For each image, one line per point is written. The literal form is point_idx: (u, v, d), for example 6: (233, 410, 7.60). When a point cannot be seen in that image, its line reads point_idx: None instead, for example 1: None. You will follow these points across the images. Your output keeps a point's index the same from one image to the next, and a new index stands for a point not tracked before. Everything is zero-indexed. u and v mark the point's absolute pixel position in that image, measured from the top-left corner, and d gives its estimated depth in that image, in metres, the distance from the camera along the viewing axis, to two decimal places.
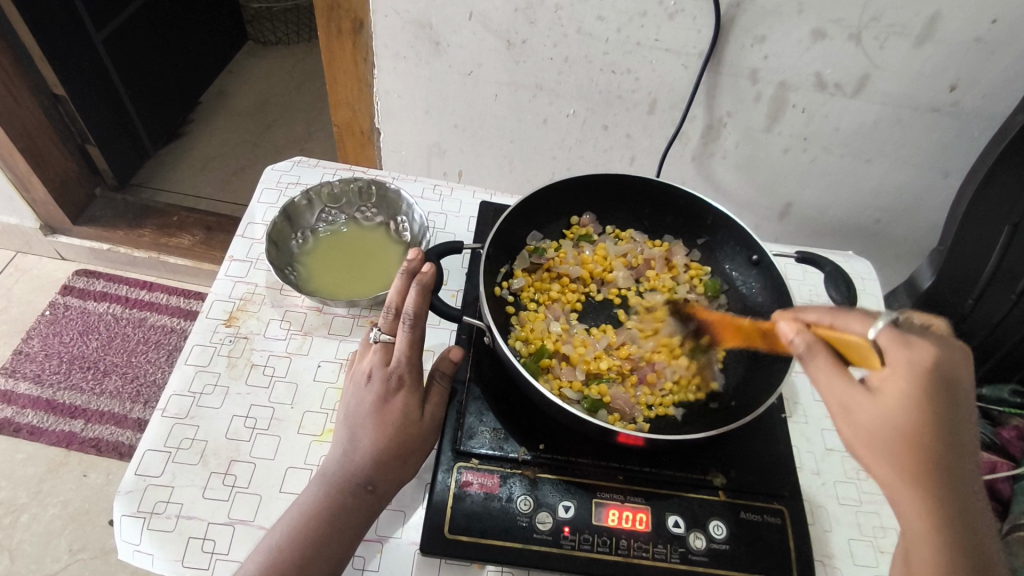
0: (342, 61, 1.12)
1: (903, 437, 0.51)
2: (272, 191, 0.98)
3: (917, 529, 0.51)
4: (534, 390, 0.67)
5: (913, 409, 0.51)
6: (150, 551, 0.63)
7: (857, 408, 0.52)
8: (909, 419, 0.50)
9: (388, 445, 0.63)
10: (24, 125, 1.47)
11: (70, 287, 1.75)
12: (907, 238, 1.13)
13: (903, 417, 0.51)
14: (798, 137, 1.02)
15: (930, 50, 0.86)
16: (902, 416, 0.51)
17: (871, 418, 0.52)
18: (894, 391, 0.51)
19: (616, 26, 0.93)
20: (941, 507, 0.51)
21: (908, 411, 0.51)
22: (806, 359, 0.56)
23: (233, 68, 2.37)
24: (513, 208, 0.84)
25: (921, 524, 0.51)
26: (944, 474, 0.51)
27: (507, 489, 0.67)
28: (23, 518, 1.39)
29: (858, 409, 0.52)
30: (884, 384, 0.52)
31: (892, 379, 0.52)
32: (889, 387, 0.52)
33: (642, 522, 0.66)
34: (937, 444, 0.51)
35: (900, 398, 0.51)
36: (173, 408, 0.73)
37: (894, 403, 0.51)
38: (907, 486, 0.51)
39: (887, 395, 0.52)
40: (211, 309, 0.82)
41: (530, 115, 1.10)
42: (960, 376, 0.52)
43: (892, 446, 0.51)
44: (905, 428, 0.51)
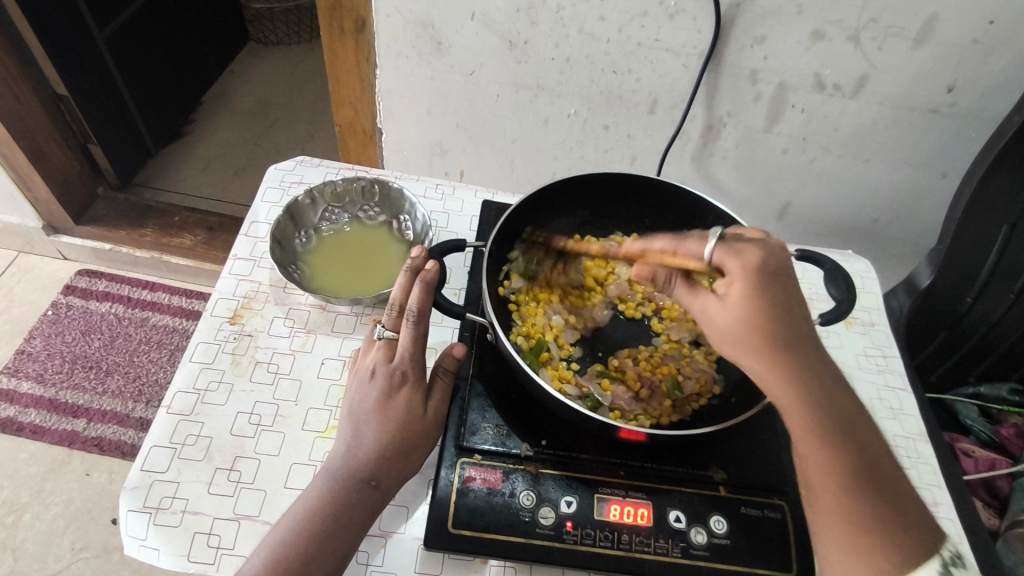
0: (344, 61, 1.13)
1: (755, 332, 0.57)
2: (276, 190, 0.98)
3: (789, 407, 0.57)
4: (536, 386, 0.67)
5: (750, 303, 0.58)
6: (156, 546, 0.64)
7: (713, 312, 0.60)
8: (751, 310, 0.57)
9: (392, 439, 0.64)
10: (26, 123, 1.48)
11: (72, 287, 1.75)
12: (906, 237, 1.14)
13: (748, 311, 0.58)
14: (797, 137, 1.02)
15: (928, 50, 0.87)
16: (749, 312, 0.57)
17: (726, 320, 0.59)
18: (735, 293, 0.59)
19: (617, 26, 0.93)
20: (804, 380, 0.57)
21: (749, 305, 0.58)
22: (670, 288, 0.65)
23: (234, 68, 2.38)
24: (517, 207, 0.84)
25: (792, 400, 0.57)
26: (796, 348, 0.57)
27: (510, 484, 0.67)
28: (26, 517, 1.40)
29: (716, 316, 0.60)
30: (730, 289, 0.60)
31: (736, 284, 0.59)
32: (730, 288, 0.59)
33: (643, 517, 0.66)
34: (783, 330, 0.57)
35: (740, 296, 0.58)
36: (178, 405, 0.73)
37: (734, 300, 0.59)
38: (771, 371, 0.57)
39: (729, 295, 0.59)
40: (215, 307, 0.83)
41: (531, 115, 1.11)
42: (782, 264, 0.60)
43: (755, 336, 0.57)
44: (755, 321, 0.57)
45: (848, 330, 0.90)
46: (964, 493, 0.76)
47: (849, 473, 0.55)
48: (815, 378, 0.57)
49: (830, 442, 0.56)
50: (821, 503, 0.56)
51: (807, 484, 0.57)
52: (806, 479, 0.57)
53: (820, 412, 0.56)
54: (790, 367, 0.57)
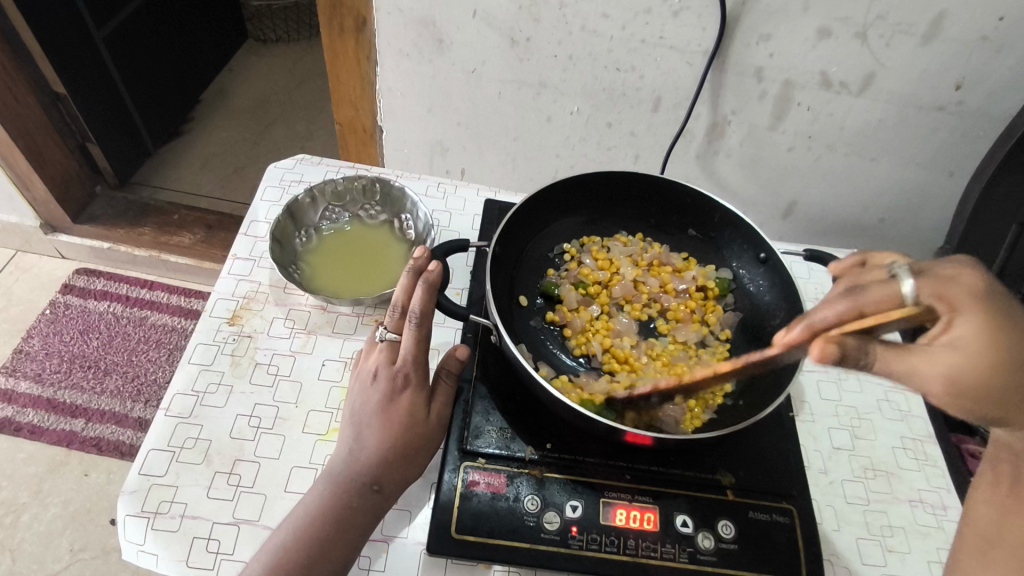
0: (344, 58, 1.11)
1: (996, 371, 0.49)
2: (275, 189, 0.97)
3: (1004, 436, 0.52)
4: (540, 389, 0.66)
5: (990, 347, 0.48)
6: (155, 551, 0.63)
7: (951, 369, 0.48)
8: (993, 355, 0.48)
9: (396, 443, 0.63)
10: (24, 123, 1.46)
11: (70, 286, 1.74)
12: (912, 236, 1.13)
13: (989, 350, 0.48)
14: (802, 136, 1.01)
15: (936, 48, 0.85)
16: (991, 360, 0.48)
17: (969, 367, 0.48)
18: (971, 332, 0.48)
19: (620, 23, 0.92)
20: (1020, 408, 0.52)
21: (991, 353, 0.48)
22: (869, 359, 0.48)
23: (233, 66, 2.36)
24: (520, 206, 0.83)
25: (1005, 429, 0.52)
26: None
27: (514, 488, 0.66)
28: (24, 518, 1.39)
29: (957, 373, 0.49)
30: (957, 332, 0.49)
31: (962, 323, 0.49)
32: (965, 332, 0.48)
33: (649, 522, 0.65)
34: (1018, 364, 0.50)
35: (978, 340, 0.48)
36: (176, 408, 0.72)
37: (977, 348, 0.48)
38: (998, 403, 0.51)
39: (968, 343, 0.48)
40: (214, 307, 0.82)
41: (533, 113, 1.10)
42: (993, 285, 0.52)
43: (992, 386, 0.49)
44: (996, 367, 0.49)
45: None
46: None
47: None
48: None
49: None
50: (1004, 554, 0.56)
51: (1008, 521, 0.57)
52: (1002, 525, 0.57)
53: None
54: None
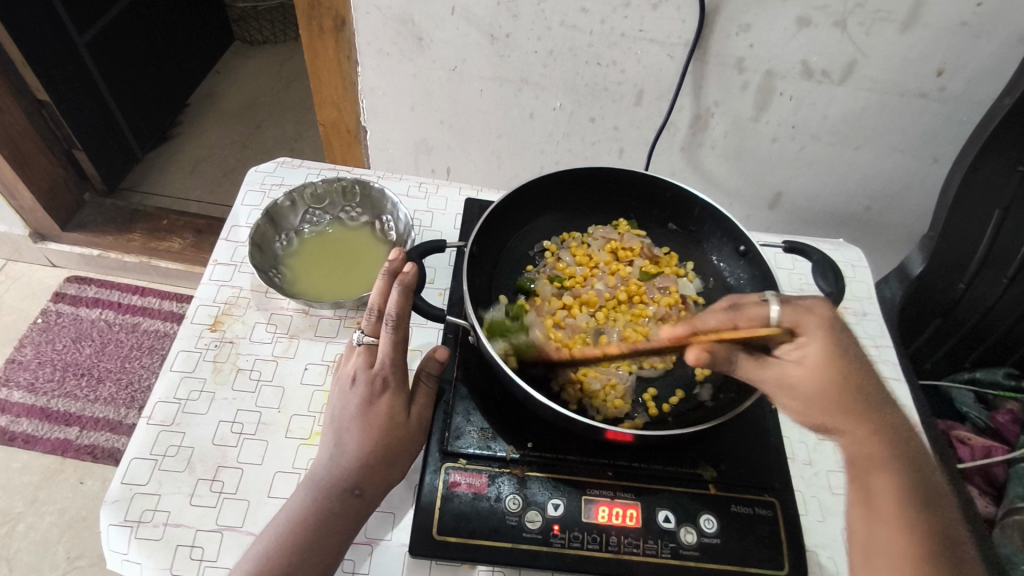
0: (325, 59, 1.11)
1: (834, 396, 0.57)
2: (257, 193, 0.97)
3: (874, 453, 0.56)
4: (518, 388, 0.66)
5: (830, 367, 0.57)
6: (138, 560, 0.63)
7: (790, 377, 0.58)
8: (839, 374, 0.57)
9: (375, 447, 0.63)
10: (9, 132, 1.45)
11: (61, 294, 1.74)
12: (899, 223, 1.13)
13: (829, 380, 0.57)
14: (786, 126, 1.01)
15: (917, 34, 0.85)
16: (829, 377, 0.57)
17: (808, 385, 0.57)
18: (815, 358, 0.58)
19: (600, 17, 0.92)
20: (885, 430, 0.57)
21: (833, 373, 0.57)
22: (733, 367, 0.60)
23: (220, 68, 2.36)
24: (498, 204, 0.82)
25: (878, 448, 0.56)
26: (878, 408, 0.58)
27: (496, 488, 0.66)
28: (20, 527, 1.39)
29: (798, 385, 0.58)
30: (806, 352, 0.58)
31: (810, 346, 0.58)
32: (812, 348, 0.58)
33: (632, 518, 0.65)
34: (865, 394, 0.58)
35: (821, 359, 0.57)
36: (159, 416, 0.72)
37: (812, 368, 0.57)
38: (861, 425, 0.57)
39: (808, 357, 0.58)
40: (195, 314, 0.82)
41: (516, 109, 1.09)
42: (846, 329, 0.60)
43: (835, 399, 0.57)
44: (837, 381, 0.57)
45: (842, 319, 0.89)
46: (961, 484, 0.75)
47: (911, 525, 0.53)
48: (897, 437, 0.57)
49: (910, 506, 0.54)
50: (880, 562, 0.53)
51: (869, 545, 0.54)
52: (869, 538, 0.54)
53: (901, 471, 0.55)
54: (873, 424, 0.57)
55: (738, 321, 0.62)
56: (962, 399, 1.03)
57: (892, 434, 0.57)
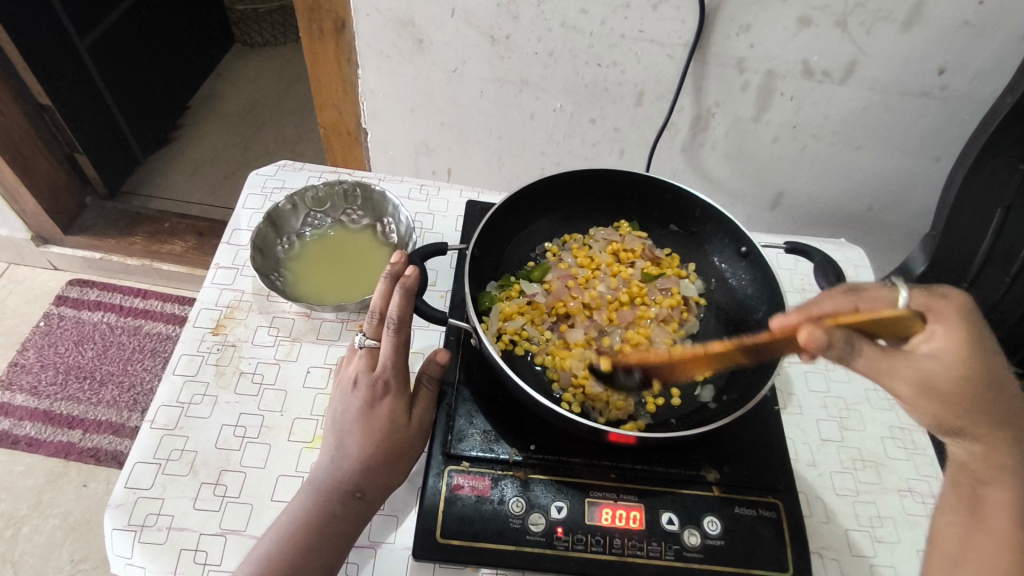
0: (325, 62, 1.11)
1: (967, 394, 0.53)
2: (258, 196, 0.97)
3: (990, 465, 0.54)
4: (520, 391, 0.66)
5: (969, 361, 0.54)
6: (141, 564, 0.63)
7: (932, 369, 0.54)
8: (977, 373, 0.54)
9: (378, 450, 0.63)
10: (10, 136, 1.45)
11: (63, 297, 1.74)
12: (901, 222, 1.12)
13: (969, 372, 0.54)
14: (787, 125, 1.01)
15: (918, 33, 0.85)
16: (970, 370, 0.54)
17: (945, 380, 0.53)
18: (948, 350, 0.55)
19: (600, 18, 0.92)
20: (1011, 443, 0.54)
21: (970, 369, 0.54)
22: (853, 355, 0.54)
23: (220, 71, 2.36)
24: (499, 206, 0.82)
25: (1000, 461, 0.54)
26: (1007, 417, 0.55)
27: (499, 491, 0.66)
28: (24, 530, 1.39)
29: (936, 381, 0.53)
30: (939, 345, 0.55)
31: (945, 336, 0.55)
32: (946, 338, 0.55)
33: (635, 520, 0.65)
34: (996, 399, 0.54)
35: (957, 351, 0.54)
36: (162, 420, 0.72)
37: (954, 360, 0.54)
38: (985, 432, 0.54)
39: (944, 351, 0.55)
40: (198, 317, 0.82)
41: (517, 111, 1.09)
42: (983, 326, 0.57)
43: (967, 402, 0.53)
44: (978, 381, 0.54)
45: None
46: None
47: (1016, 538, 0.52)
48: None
49: (1019, 519, 0.53)
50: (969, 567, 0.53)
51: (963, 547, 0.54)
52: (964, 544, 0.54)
53: (1019, 485, 0.53)
54: (998, 431, 0.54)
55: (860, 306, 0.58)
56: None
57: (1018, 449, 0.54)
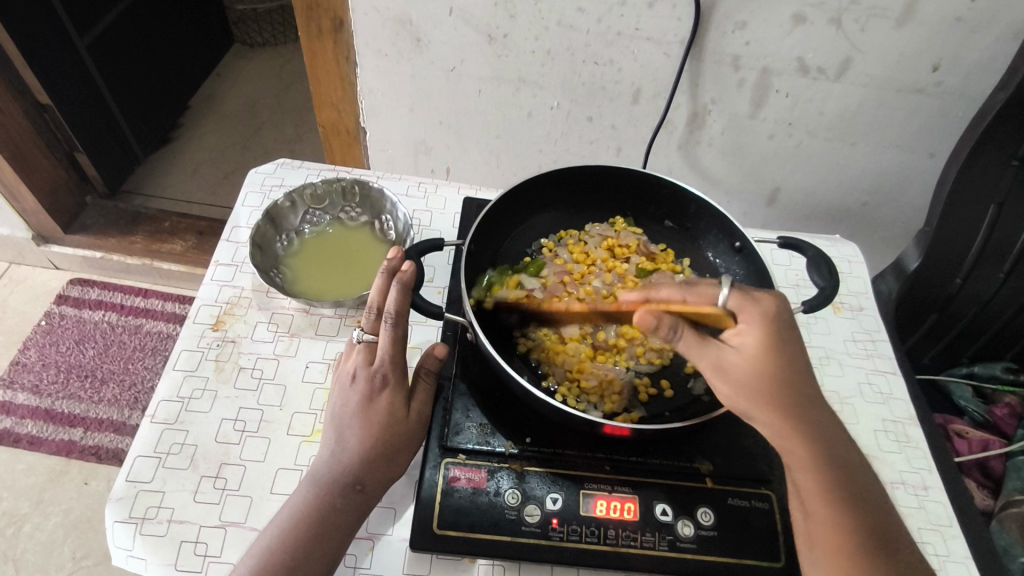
0: (324, 61, 1.11)
1: (766, 383, 0.57)
2: (257, 194, 0.98)
3: (795, 454, 0.58)
4: (516, 383, 0.67)
5: (769, 356, 0.57)
6: (142, 555, 0.63)
7: (728, 360, 0.58)
8: (774, 369, 0.57)
9: (375, 442, 0.64)
10: (10, 135, 1.46)
11: (64, 296, 1.75)
12: (896, 219, 1.13)
13: (763, 365, 0.57)
14: (782, 122, 1.02)
15: (911, 30, 0.85)
16: (768, 366, 0.57)
17: (741, 370, 0.57)
18: (750, 346, 0.58)
19: (596, 16, 0.93)
20: (811, 428, 0.58)
21: (763, 363, 0.57)
22: (677, 337, 0.58)
23: (220, 71, 2.37)
24: (495, 202, 0.83)
25: (803, 447, 0.58)
26: (802, 403, 0.58)
27: (495, 483, 0.67)
28: (26, 527, 1.40)
29: (729, 369, 0.58)
30: (743, 340, 0.59)
31: (747, 333, 0.59)
32: (750, 335, 0.58)
33: (630, 512, 0.66)
34: (795, 386, 0.58)
35: (759, 350, 0.58)
36: (162, 414, 0.73)
37: (749, 354, 0.58)
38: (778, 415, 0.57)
39: (747, 348, 0.58)
40: (197, 314, 0.82)
41: (514, 109, 1.10)
42: (794, 326, 0.60)
43: (767, 396, 0.57)
44: (773, 372, 0.57)
45: (836, 314, 0.90)
46: (956, 475, 0.76)
47: (843, 525, 0.56)
48: (820, 431, 0.58)
49: (834, 499, 0.57)
50: (818, 550, 0.57)
51: (807, 534, 0.59)
52: (808, 533, 0.58)
53: (823, 466, 0.58)
54: (806, 426, 0.58)
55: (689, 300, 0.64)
56: (959, 394, 1.03)
57: (813, 429, 0.58)
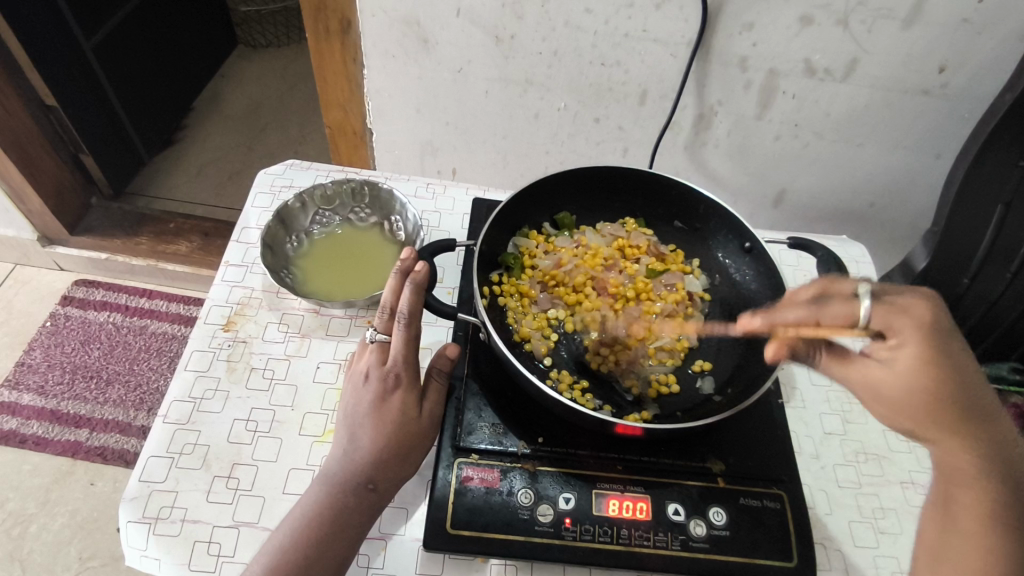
0: (331, 62, 1.12)
1: (930, 403, 0.55)
2: (266, 195, 0.98)
3: (957, 468, 0.56)
4: (530, 384, 0.67)
5: (926, 372, 0.55)
6: (156, 556, 0.64)
7: (872, 377, 0.57)
8: (929, 384, 0.55)
9: (389, 442, 0.64)
10: (17, 136, 1.46)
11: (70, 298, 1.75)
12: (903, 220, 1.13)
13: (925, 383, 0.55)
14: (788, 123, 1.02)
15: (918, 31, 0.86)
16: (925, 383, 0.55)
17: (891, 388, 0.56)
18: (903, 359, 0.55)
19: (604, 18, 0.93)
20: (979, 448, 0.56)
21: (920, 379, 0.55)
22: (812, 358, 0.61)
23: (224, 73, 2.37)
24: (506, 202, 0.83)
25: (963, 461, 0.56)
26: (977, 417, 0.56)
27: (507, 482, 0.67)
28: (32, 528, 1.40)
29: (880, 385, 0.57)
30: (895, 354, 0.56)
31: (904, 348, 0.56)
32: (901, 353, 0.56)
33: (642, 511, 0.66)
34: (962, 407, 0.56)
35: (912, 364, 0.55)
36: (174, 415, 0.73)
37: (901, 369, 0.56)
38: (944, 433, 0.56)
39: (897, 360, 0.56)
40: (208, 314, 0.83)
41: (520, 110, 1.10)
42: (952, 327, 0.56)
43: (928, 412, 0.56)
44: (935, 393, 0.55)
45: None
46: None
47: (992, 536, 0.54)
48: (992, 450, 0.56)
49: (988, 515, 0.54)
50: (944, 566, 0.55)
51: (939, 546, 0.56)
52: (941, 543, 0.55)
53: (984, 481, 0.55)
54: (979, 443, 0.56)
55: (824, 318, 0.60)
56: None
57: (985, 450, 0.56)
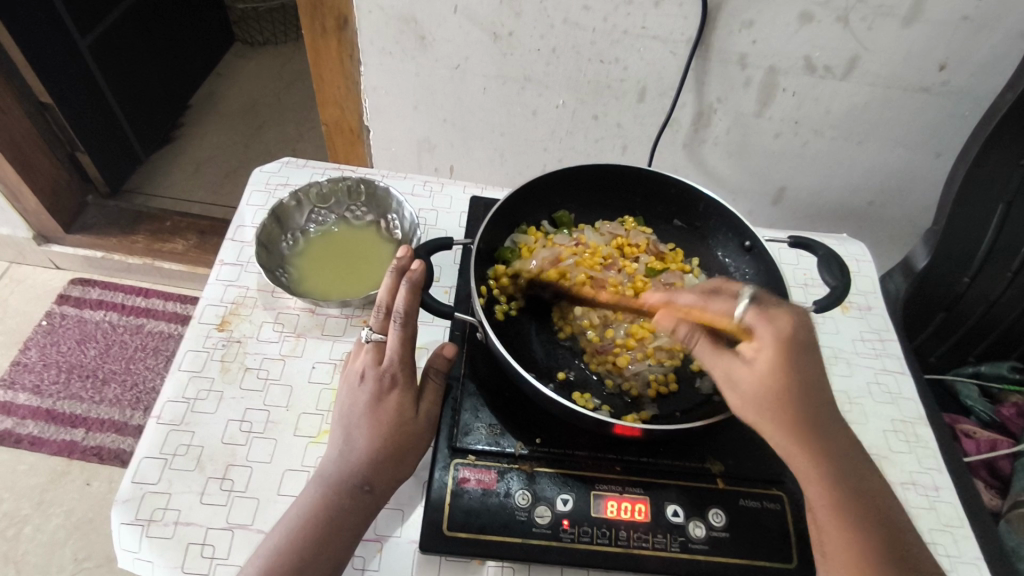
0: (328, 59, 1.11)
1: (779, 405, 0.55)
2: (261, 193, 0.97)
3: (800, 467, 0.56)
4: (528, 385, 0.66)
5: (783, 375, 0.54)
6: (149, 558, 0.63)
7: (734, 375, 0.57)
8: (780, 389, 0.54)
9: (385, 442, 0.63)
10: (12, 135, 1.45)
11: (65, 296, 1.74)
12: (903, 218, 1.13)
13: (775, 385, 0.54)
14: (788, 121, 1.01)
15: (919, 29, 0.85)
16: (778, 386, 0.54)
17: (750, 386, 0.56)
18: (761, 361, 0.55)
19: (603, 15, 0.92)
20: (822, 445, 0.56)
21: (777, 383, 0.54)
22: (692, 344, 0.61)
23: (221, 70, 2.36)
24: (503, 201, 0.83)
25: (806, 460, 0.56)
26: (811, 418, 0.55)
27: (505, 484, 0.66)
28: (27, 528, 1.39)
29: (743, 384, 0.56)
30: (756, 355, 0.56)
31: (760, 351, 0.55)
32: (761, 355, 0.55)
33: (641, 513, 0.65)
34: (807, 407, 0.55)
35: (771, 370, 0.54)
36: (168, 415, 0.72)
37: (760, 373, 0.55)
38: (791, 439, 0.56)
39: (756, 362, 0.55)
40: (203, 314, 0.82)
41: (518, 108, 1.09)
42: (813, 341, 0.55)
43: (777, 414, 0.55)
44: (784, 396, 0.54)
45: (844, 315, 0.89)
46: (966, 477, 0.76)
47: (854, 528, 0.55)
48: (830, 441, 0.56)
49: (843, 505, 0.56)
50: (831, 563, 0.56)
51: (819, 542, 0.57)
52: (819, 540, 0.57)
53: (829, 475, 0.56)
54: (818, 442, 0.56)
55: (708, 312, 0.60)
56: (966, 394, 1.03)
57: (824, 444, 0.56)
